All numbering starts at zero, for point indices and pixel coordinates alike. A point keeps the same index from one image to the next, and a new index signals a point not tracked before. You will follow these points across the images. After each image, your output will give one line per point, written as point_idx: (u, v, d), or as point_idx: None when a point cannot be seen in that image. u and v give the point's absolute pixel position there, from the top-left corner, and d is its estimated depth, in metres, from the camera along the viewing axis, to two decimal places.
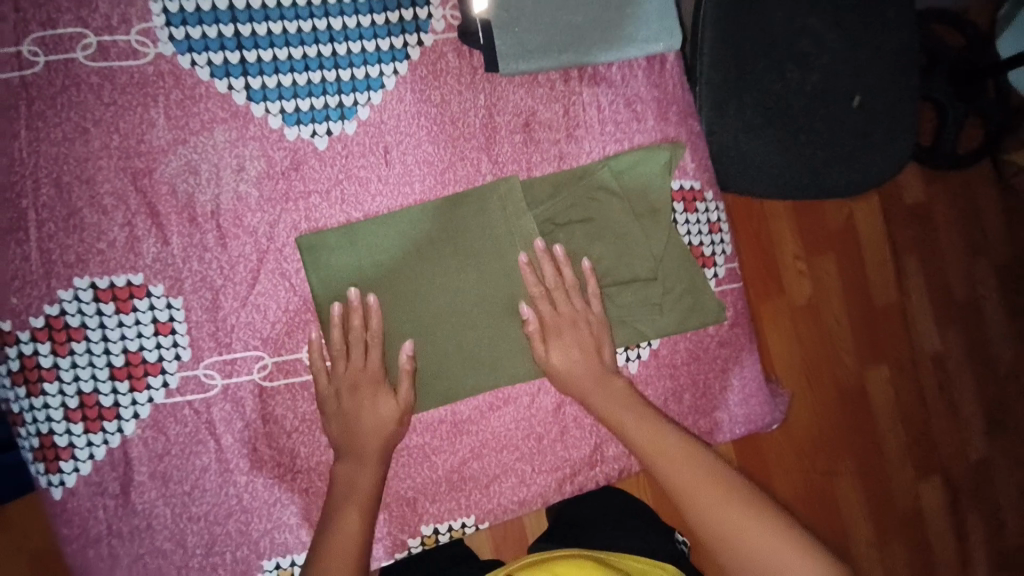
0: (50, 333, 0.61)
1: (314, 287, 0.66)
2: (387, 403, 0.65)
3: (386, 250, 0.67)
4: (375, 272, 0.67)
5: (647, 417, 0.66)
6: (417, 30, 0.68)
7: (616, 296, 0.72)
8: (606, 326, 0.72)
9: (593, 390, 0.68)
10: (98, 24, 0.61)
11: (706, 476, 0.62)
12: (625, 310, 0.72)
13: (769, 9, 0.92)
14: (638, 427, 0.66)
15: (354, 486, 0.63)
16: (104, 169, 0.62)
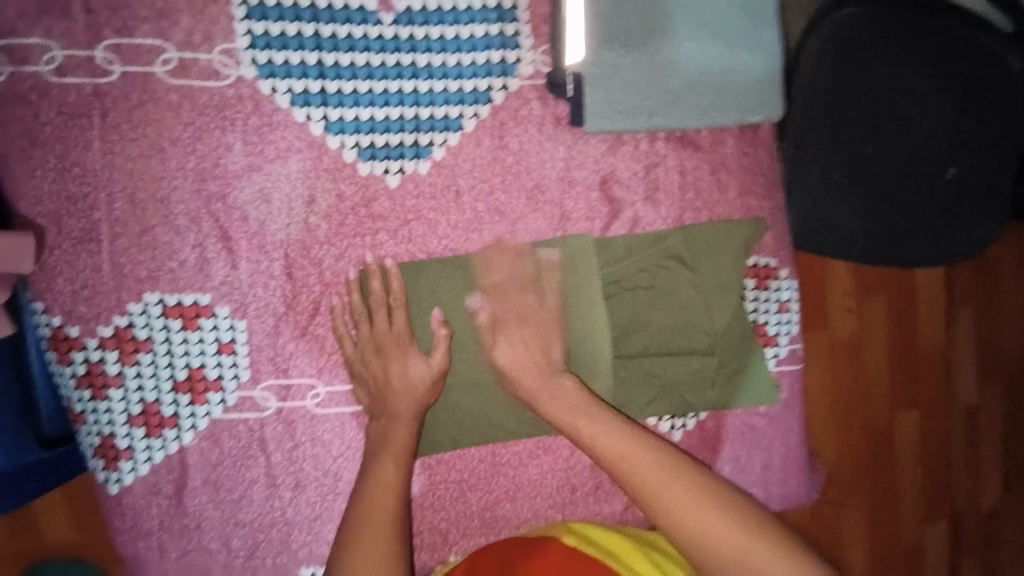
0: (118, 343, 0.63)
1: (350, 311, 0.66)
2: (416, 364, 0.65)
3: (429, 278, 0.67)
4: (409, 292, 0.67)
5: (583, 405, 0.62)
6: (504, 73, 0.64)
7: (670, 366, 0.71)
8: (658, 394, 0.71)
9: (554, 398, 0.63)
10: (179, 38, 0.59)
11: (650, 467, 0.57)
12: (678, 379, 0.71)
13: (876, 62, 0.85)
14: (578, 415, 0.62)
15: (386, 443, 0.63)
16: (179, 189, 0.61)
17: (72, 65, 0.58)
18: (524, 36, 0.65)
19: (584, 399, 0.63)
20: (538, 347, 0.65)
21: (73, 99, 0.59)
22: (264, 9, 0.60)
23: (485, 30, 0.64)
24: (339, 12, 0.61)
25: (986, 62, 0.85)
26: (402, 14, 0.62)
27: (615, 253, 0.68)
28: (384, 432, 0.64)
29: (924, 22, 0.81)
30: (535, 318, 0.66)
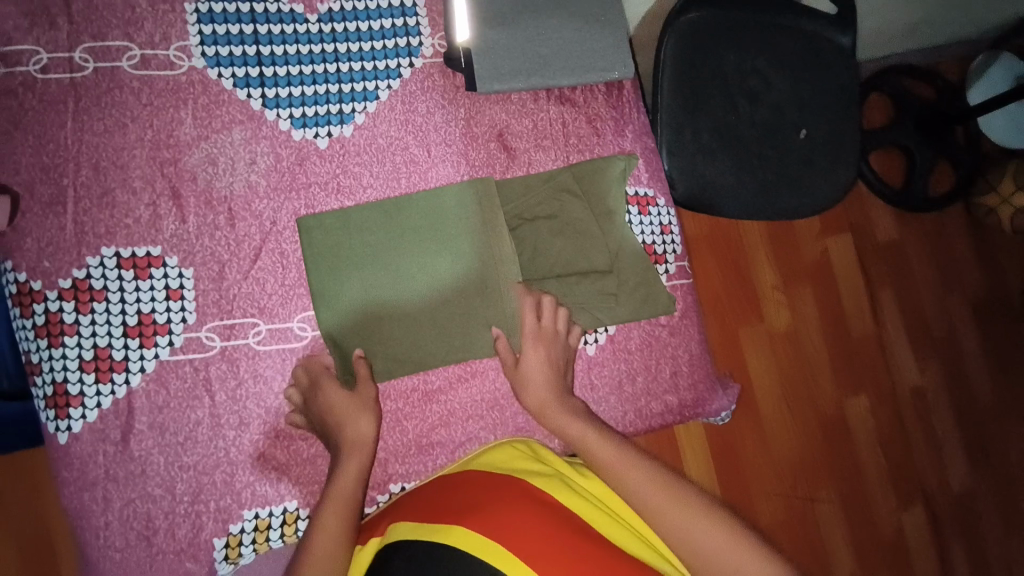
0: (75, 293, 0.71)
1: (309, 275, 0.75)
2: (368, 422, 0.72)
3: (370, 233, 0.77)
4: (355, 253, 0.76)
5: (615, 454, 0.70)
6: (409, 55, 0.81)
7: (576, 284, 0.81)
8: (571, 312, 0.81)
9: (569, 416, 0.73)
10: (143, 40, 0.74)
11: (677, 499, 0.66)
12: (590, 297, 0.82)
13: (721, 52, 1.06)
14: (611, 464, 0.69)
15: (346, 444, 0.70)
16: (137, 157, 0.73)
17: (54, 63, 0.71)
18: (423, 27, 0.82)
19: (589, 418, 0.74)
20: (547, 355, 0.76)
21: (52, 89, 0.71)
22: (212, 16, 0.76)
23: (391, 23, 0.81)
24: (273, 15, 0.77)
25: (805, 51, 1.09)
26: (324, 14, 0.79)
27: (519, 188, 0.81)
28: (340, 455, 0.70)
29: (753, 21, 1.08)
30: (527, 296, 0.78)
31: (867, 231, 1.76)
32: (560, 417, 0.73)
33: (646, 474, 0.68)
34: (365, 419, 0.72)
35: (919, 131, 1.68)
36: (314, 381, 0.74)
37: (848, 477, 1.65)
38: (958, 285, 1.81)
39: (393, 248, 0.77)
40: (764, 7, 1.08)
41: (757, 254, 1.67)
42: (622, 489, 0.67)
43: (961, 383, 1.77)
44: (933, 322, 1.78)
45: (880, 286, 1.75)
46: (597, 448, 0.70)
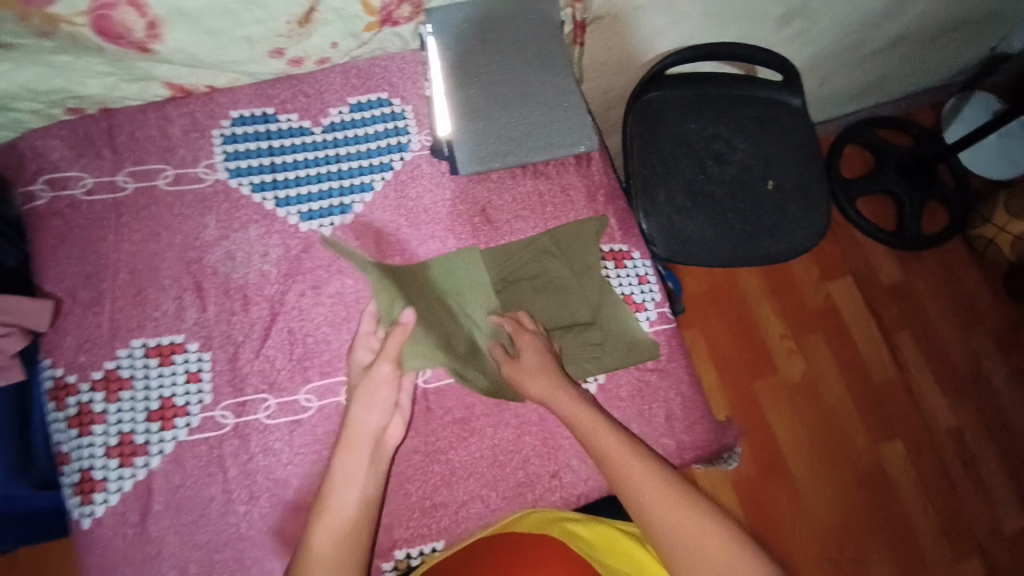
0: (106, 383, 0.78)
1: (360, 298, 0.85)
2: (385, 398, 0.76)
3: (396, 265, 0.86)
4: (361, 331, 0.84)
5: (623, 448, 0.70)
6: (400, 151, 0.93)
7: (560, 338, 0.87)
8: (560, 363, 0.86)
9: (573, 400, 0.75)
10: (176, 161, 0.87)
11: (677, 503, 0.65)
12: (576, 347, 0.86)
13: (684, 123, 1.18)
14: (621, 459, 0.69)
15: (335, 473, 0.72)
16: (165, 259, 0.83)
17: (98, 186, 0.85)
18: (411, 126, 0.94)
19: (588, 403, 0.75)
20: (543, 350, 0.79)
21: (99, 209, 0.84)
22: (235, 137, 0.89)
23: (384, 127, 0.93)
24: (285, 131, 0.90)
25: (760, 113, 1.19)
26: (327, 126, 0.92)
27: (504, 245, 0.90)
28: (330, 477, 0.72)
29: (709, 94, 1.20)
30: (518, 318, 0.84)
31: (871, 275, 1.76)
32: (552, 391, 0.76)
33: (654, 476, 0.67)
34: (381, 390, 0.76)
35: (903, 177, 1.75)
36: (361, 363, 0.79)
37: (901, 539, 1.54)
38: (978, 320, 1.76)
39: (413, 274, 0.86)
40: (717, 81, 1.20)
41: (762, 308, 1.69)
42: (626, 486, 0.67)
43: (1003, 423, 1.68)
44: (960, 361, 1.72)
45: (895, 328, 1.72)
46: (603, 436, 0.71)
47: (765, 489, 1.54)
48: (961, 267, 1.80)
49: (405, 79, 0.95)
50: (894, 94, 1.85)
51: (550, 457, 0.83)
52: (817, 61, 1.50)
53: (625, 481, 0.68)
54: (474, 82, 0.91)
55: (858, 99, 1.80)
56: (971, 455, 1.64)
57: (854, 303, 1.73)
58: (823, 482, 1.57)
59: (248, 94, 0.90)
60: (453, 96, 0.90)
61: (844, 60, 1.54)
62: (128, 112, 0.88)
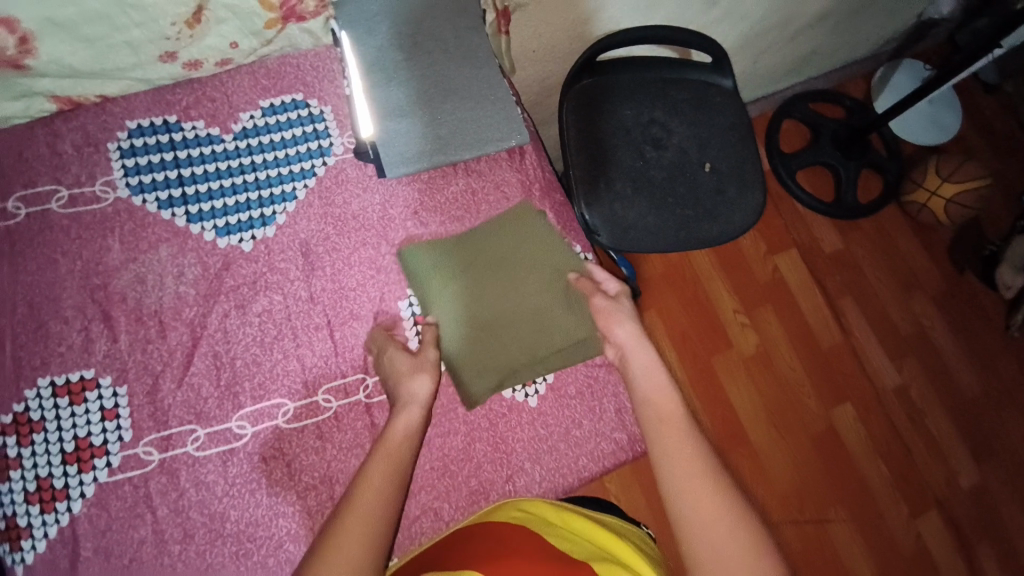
0: (16, 427, 0.72)
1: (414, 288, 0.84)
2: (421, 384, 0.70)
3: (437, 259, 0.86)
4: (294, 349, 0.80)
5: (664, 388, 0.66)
6: (322, 155, 0.88)
7: (518, 326, 0.84)
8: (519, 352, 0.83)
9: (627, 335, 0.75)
10: (70, 181, 0.80)
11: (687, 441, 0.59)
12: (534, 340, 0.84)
13: (618, 109, 1.16)
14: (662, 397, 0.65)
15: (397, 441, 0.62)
16: (68, 288, 0.77)
17: None
18: (332, 129, 0.89)
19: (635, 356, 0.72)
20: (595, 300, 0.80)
21: None
22: (134, 150, 0.82)
23: (302, 130, 0.88)
24: (191, 141, 0.84)
25: (693, 95, 1.19)
26: (239, 132, 0.86)
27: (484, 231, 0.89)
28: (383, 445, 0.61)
29: (642, 79, 1.19)
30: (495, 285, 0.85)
31: (813, 246, 1.81)
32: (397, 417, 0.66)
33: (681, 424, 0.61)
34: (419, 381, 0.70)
35: (837, 148, 1.80)
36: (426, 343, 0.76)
37: (857, 496, 1.61)
38: (915, 281, 1.84)
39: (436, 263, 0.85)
40: (648, 66, 1.19)
41: (714, 285, 1.72)
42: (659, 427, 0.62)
43: (942, 376, 1.77)
44: (900, 322, 1.79)
45: (839, 295, 1.79)
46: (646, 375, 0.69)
47: (728, 462, 1.58)
48: (897, 232, 1.86)
49: (321, 79, 0.90)
50: (824, 68, 1.90)
51: (503, 461, 0.81)
52: (747, 39, 1.51)
53: (659, 421, 0.62)
54: (394, 79, 0.87)
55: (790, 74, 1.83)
56: (914, 411, 1.72)
57: (800, 274, 1.78)
58: (782, 448, 1.62)
59: (147, 103, 0.84)
60: (373, 95, 0.86)
61: (773, 36, 1.56)
62: (14, 131, 0.80)
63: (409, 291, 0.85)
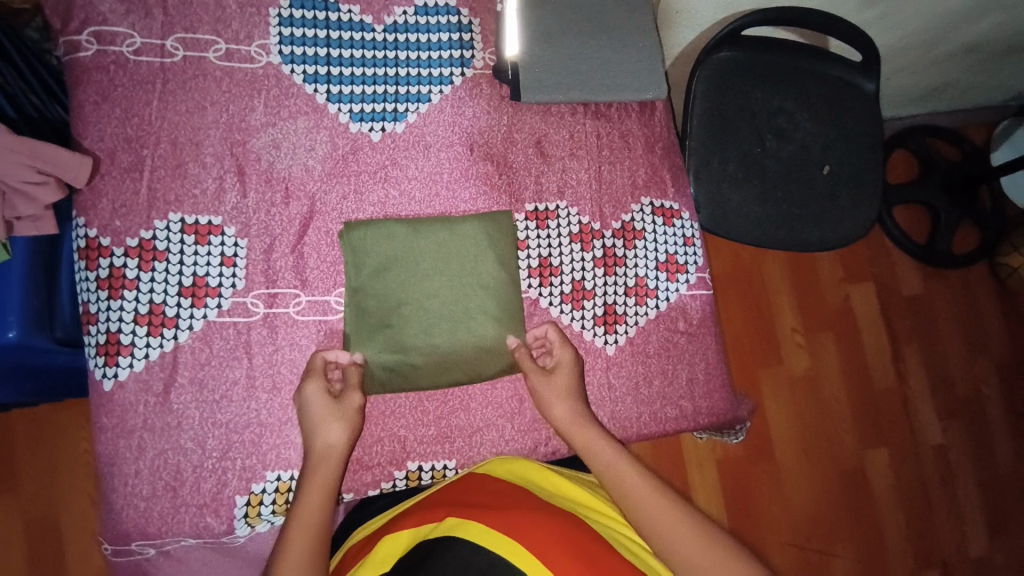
0: (140, 252, 0.77)
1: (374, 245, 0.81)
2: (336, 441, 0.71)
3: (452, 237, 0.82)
4: (400, 247, 0.81)
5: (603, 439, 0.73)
6: (462, 65, 0.88)
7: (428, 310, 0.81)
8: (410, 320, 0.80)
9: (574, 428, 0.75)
10: (229, 36, 0.82)
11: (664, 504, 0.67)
12: (440, 363, 0.80)
13: (750, 90, 1.12)
14: (635, 488, 0.69)
15: (322, 457, 0.70)
16: (211, 136, 0.80)
17: (146, 48, 0.80)
18: (477, 42, 0.89)
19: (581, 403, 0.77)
20: (578, 385, 0.77)
21: (145, 72, 0.80)
22: (291, 20, 0.84)
23: (448, 37, 0.88)
24: (344, 23, 0.86)
25: (830, 93, 1.14)
26: (389, 26, 0.87)
27: (455, 224, 0.83)
28: (311, 472, 0.70)
29: (782, 64, 1.14)
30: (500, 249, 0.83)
31: (892, 285, 1.75)
32: (325, 432, 0.71)
33: (655, 493, 0.68)
34: (335, 428, 0.71)
35: (945, 190, 1.70)
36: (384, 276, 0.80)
37: (867, 537, 1.60)
38: (986, 344, 1.77)
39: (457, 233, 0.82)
40: (793, 52, 1.14)
41: (781, 299, 1.68)
42: (645, 513, 0.67)
43: (984, 445, 1.71)
44: (959, 382, 1.73)
45: (904, 340, 1.73)
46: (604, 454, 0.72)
47: (749, 472, 1.57)
48: (980, 292, 1.79)
49: None
50: (957, 103, 1.78)
51: None
52: (894, 51, 1.42)
53: (644, 512, 0.67)
54: (550, 4, 0.86)
55: (919, 101, 1.72)
56: (950, 473, 1.68)
57: (872, 309, 1.72)
58: (803, 472, 1.61)
59: None
60: (528, 16, 0.85)
61: (920, 54, 1.46)
62: None
63: (517, 216, 0.86)
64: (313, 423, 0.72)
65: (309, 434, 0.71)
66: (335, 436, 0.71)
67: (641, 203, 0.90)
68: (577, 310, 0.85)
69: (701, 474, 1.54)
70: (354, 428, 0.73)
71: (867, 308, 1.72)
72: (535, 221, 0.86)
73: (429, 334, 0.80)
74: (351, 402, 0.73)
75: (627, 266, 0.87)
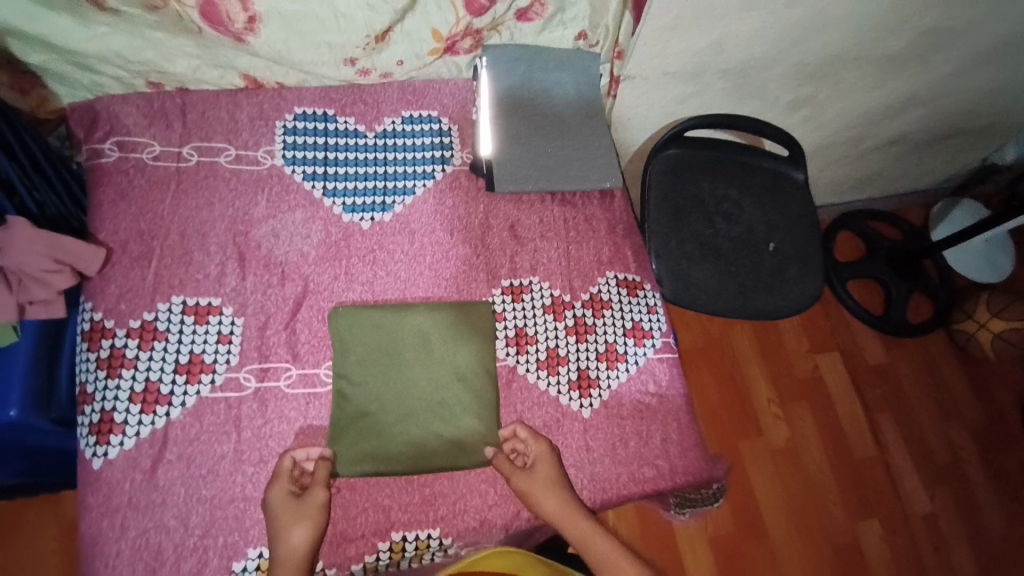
0: (141, 332, 0.82)
1: (365, 324, 0.87)
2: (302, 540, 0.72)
3: (437, 313, 0.89)
4: (390, 323, 0.87)
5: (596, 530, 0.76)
6: (443, 163, 1.01)
7: (410, 383, 0.85)
8: (395, 392, 0.84)
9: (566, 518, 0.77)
10: (240, 143, 0.95)
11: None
12: (416, 440, 0.83)
13: (697, 181, 1.28)
14: None
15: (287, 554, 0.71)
16: (216, 227, 0.89)
17: (164, 154, 0.92)
18: (456, 144, 1.03)
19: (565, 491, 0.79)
20: (560, 477, 0.80)
21: (161, 174, 0.91)
22: (295, 130, 0.97)
23: (431, 140, 1.02)
24: (341, 131, 0.99)
25: (767, 182, 1.31)
26: (380, 132, 1.01)
27: (436, 309, 0.89)
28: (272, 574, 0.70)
29: (722, 158, 1.31)
30: (481, 324, 0.90)
31: (857, 355, 1.84)
32: (288, 533, 0.72)
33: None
34: (297, 530, 0.72)
35: (890, 265, 1.86)
36: (371, 352, 0.85)
37: None
38: (955, 410, 1.83)
39: (440, 310, 0.89)
40: (730, 148, 1.31)
41: (752, 370, 1.75)
42: None
43: (973, 513, 1.71)
44: (937, 448, 1.77)
45: (877, 408, 1.79)
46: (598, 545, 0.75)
47: (742, 550, 1.54)
48: (940, 359, 1.88)
49: (455, 104, 1.05)
50: (887, 190, 1.99)
51: None
52: (820, 147, 1.63)
53: None
54: (516, 114, 1.02)
55: (853, 189, 1.93)
56: (944, 544, 1.66)
57: (841, 377, 1.80)
58: (797, 547, 1.57)
59: (313, 95, 1.00)
60: (499, 124, 1.00)
61: (843, 149, 1.68)
62: (202, 94, 0.96)
63: (494, 291, 0.94)
64: (278, 526, 0.72)
65: (274, 538, 0.72)
66: (297, 536, 0.72)
67: (606, 276, 0.98)
68: (553, 376, 0.90)
69: (693, 554, 1.51)
70: (317, 525, 0.73)
71: (836, 377, 1.79)
72: (511, 294, 0.94)
73: (409, 404, 0.84)
74: (314, 499, 0.74)
75: (597, 333, 0.94)
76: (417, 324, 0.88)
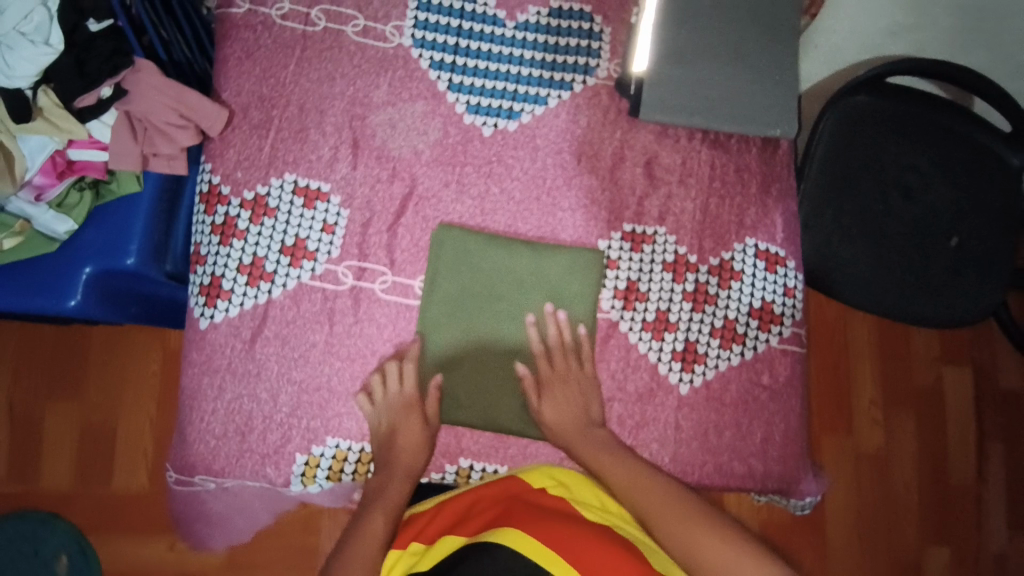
0: (253, 205, 0.81)
1: (458, 260, 0.81)
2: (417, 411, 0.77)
3: (550, 282, 0.81)
4: (484, 271, 0.81)
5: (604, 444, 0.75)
6: (585, 73, 0.86)
7: (483, 327, 0.81)
8: (467, 338, 0.80)
9: (596, 452, 0.74)
10: (369, 13, 0.85)
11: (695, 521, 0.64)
12: (486, 391, 0.80)
13: (884, 140, 0.94)
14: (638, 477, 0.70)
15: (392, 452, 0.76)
16: (335, 106, 0.84)
17: (293, 14, 0.84)
18: (604, 52, 0.87)
19: (585, 389, 0.79)
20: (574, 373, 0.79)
21: (287, 36, 0.84)
22: (429, 6, 0.86)
23: (577, 42, 0.87)
24: (477, 16, 0.87)
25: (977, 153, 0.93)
26: (521, 23, 0.87)
27: (541, 268, 0.81)
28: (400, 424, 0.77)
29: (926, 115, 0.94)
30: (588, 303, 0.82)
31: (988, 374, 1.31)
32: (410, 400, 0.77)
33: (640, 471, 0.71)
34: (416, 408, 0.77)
35: None
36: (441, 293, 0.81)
37: None
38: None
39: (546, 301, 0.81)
40: (938, 106, 0.93)
41: (863, 364, 1.29)
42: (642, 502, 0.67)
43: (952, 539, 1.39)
44: None
45: (991, 436, 1.31)
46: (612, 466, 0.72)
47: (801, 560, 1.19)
48: None
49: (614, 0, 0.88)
50: None
51: (631, 431, 0.81)
52: None
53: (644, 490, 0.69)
54: (687, 21, 0.82)
55: None
56: None
57: (963, 398, 1.31)
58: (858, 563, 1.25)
59: None
60: (664, 33, 0.82)
61: None
62: None
63: (614, 235, 0.84)
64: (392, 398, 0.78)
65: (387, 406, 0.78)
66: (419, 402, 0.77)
67: (745, 242, 0.85)
68: (656, 341, 0.82)
69: None
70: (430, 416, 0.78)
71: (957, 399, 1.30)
72: (630, 242, 0.83)
73: (493, 346, 0.81)
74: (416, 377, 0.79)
75: (717, 306, 0.83)
76: (504, 278, 0.81)
